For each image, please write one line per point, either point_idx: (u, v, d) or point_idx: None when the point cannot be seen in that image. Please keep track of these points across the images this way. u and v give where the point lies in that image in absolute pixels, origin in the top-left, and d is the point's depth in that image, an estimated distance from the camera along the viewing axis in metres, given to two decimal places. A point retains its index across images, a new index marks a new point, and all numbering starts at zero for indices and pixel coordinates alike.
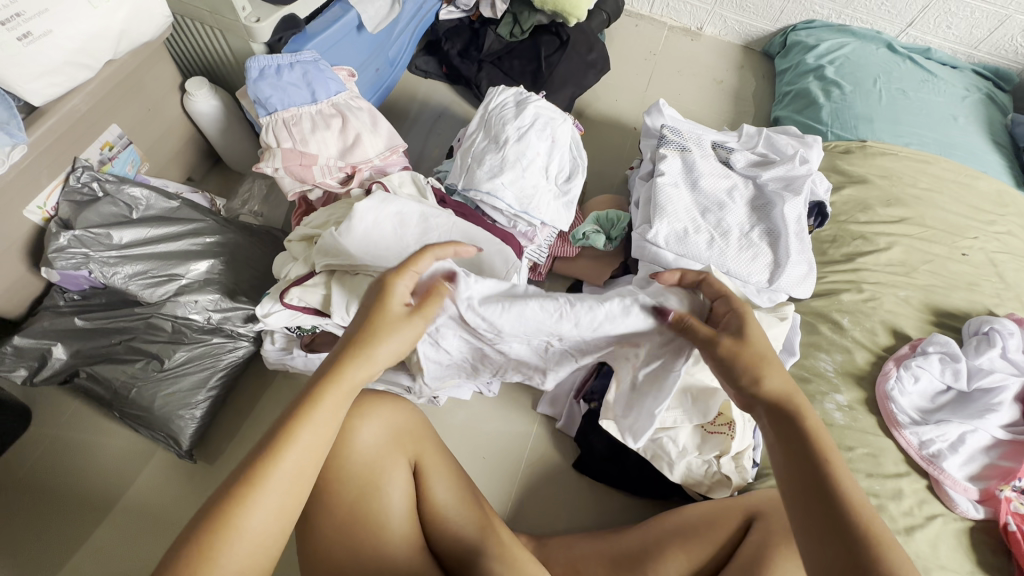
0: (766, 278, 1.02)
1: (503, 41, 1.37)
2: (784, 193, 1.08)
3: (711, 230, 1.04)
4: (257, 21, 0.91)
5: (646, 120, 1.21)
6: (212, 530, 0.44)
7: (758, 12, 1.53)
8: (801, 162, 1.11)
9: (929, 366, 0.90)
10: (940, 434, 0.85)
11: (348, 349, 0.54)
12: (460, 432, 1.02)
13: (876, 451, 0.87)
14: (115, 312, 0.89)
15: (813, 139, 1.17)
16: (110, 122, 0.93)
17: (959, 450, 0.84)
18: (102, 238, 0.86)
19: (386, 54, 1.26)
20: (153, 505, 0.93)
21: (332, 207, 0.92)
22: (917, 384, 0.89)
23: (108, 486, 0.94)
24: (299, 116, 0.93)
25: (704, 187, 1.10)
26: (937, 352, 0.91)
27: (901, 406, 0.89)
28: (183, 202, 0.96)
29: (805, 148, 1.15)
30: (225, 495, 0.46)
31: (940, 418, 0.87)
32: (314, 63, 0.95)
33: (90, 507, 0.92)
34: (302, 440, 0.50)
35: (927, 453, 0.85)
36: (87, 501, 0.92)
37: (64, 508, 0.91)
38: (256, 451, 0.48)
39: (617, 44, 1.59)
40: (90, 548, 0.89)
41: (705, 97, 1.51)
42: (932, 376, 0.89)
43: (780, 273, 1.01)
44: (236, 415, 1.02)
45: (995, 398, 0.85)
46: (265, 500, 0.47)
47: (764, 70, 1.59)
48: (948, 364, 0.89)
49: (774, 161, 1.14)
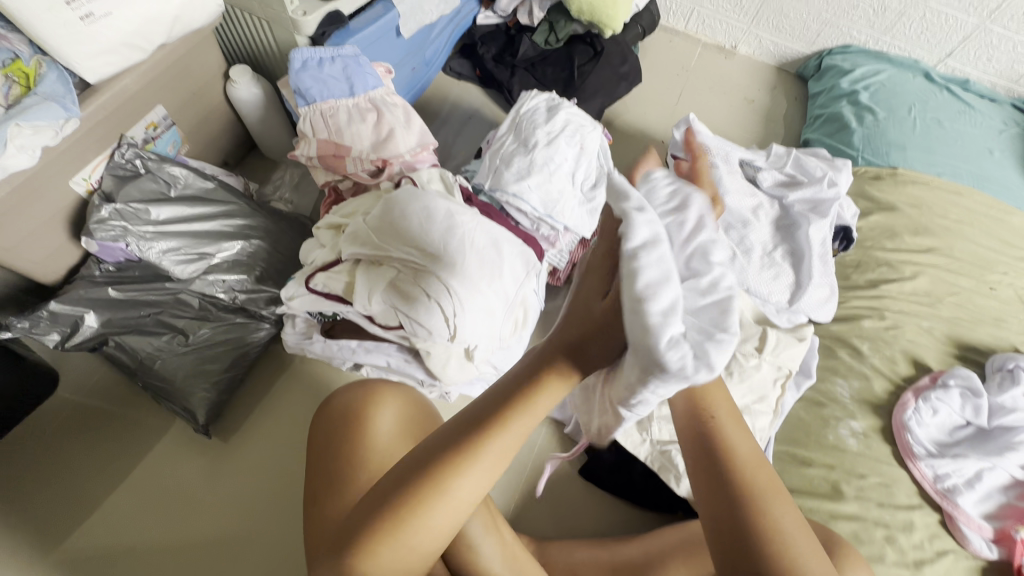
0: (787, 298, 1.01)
1: (538, 48, 1.38)
2: (810, 215, 1.07)
3: (734, 246, 1.05)
4: (304, 16, 0.95)
5: (675, 134, 1.21)
6: (436, 478, 0.54)
7: (794, 34, 1.53)
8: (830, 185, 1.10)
9: (949, 399, 0.88)
10: (956, 469, 0.84)
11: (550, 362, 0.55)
12: None
13: (890, 481, 0.85)
14: (146, 285, 0.92)
15: (843, 163, 1.17)
16: (157, 103, 0.96)
17: (975, 487, 0.82)
18: (141, 213, 0.90)
19: (423, 54, 1.29)
20: (167, 475, 0.95)
21: (360, 198, 0.94)
22: (936, 416, 0.88)
23: (126, 453, 0.97)
24: (336, 108, 0.95)
25: (729, 203, 1.10)
26: (959, 387, 0.89)
27: (917, 438, 0.87)
28: (218, 184, 0.99)
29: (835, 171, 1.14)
30: (426, 470, 0.55)
31: (957, 452, 0.85)
32: (354, 58, 0.98)
33: (107, 475, 0.94)
34: (501, 441, 0.55)
35: (942, 487, 0.84)
36: (105, 466, 0.95)
37: (84, 471, 0.94)
38: (459, 442, 0.55)
39: (650, 57, 1.60)
40: (105, 511, 0.91)
41: (735, 116, 1.51)
42: (950, 408, 0.88)
43: (802, 294, 0.99)
44: (252, 394, 1.04)
45: (1016, 437, 0.82)
46: (466, 484, 0.55)
47: (797, 92, 1.58)
48: (969, 399, 0.87)
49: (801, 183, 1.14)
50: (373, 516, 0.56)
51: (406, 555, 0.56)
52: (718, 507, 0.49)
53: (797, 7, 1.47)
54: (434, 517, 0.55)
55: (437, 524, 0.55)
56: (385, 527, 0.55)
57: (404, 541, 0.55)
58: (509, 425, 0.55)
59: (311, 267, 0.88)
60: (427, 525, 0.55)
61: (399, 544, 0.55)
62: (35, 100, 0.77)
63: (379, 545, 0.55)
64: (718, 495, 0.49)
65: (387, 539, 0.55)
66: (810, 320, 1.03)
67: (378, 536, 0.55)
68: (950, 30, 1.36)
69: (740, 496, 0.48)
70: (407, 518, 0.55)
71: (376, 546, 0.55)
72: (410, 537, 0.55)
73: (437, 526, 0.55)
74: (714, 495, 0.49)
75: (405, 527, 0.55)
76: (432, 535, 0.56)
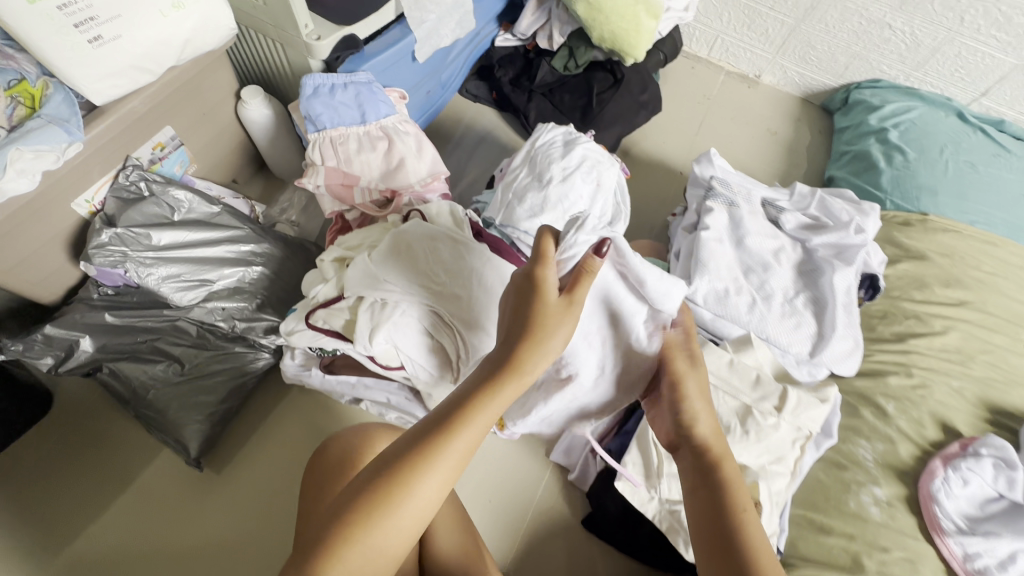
0: (807, 350, 0.97)
1: (556, 73, 1.35)
2: (835, 262, 1.03)
3: (754, 292, 1.00)
4: (317, 40, 0.93)
5: (695, 168, 1.16)
6: (398, 481, 0.50)
7: (821, 66, 1.48)
8: (856, 231, 1.05)
9: (981, 470, 0.83)
10: (988, 548, 0.78)
11: (525, 341, 0.55)
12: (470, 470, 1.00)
13: (915, 556, 0.80)
14: (144, 311, 0.90)
15: (870, 207, 1.12)
16: (165, 124, 0.94)
17: (1009, 570, 0.76)
18: (142, 238, 0.87)
19: (439, 77, 1.26)
20: (155, 503, 0.92)
21: (367, 229, 0.91)
22: (966, 488, 0.82)
23: (114, 476, 0.94)
24: (346, 135, 0.93)
25: (750, 245, 1.05)
26: (994, 458, 0.83)
27: (946, 511, 0.82)
28: (223, 208, 0.97)
29: (861, 216, 1.10)
30: (397, 461, 0.51)
31: (989, 530, 0.79)
32: (368, 85, 0.95)
33: (94, 501, 0.92)
34: (472, 425, 0.53)
35: (973, 568, 0.77)
36: (92, 491, 0.92)
37: (70, 494, 0.92)
38: (430, 430, 0.52)
39: (671, 85, 1.56)
40: (90, 535, 0.89)
41: (757, 149, 1.47)
42: (983, 480, 0.82)
43: (822, 347, 0.96)
44: (247, 424, 1.01)
45: None
46: (435, 478, 0.51)
47: (822, 126, 1.53)
48: (1003, 471, 0.81)
49: (826, 226, 1.09)
50: (333, 523, 0.49)
51: (371, 565, 0.49)
52: (699, 484, 0.62)
53: (825, 39, 1.42)
54: (401, 516, 0.50)
55: (404, 525, 0.50)
56: (348, 530, 0.49)
57: (368, 548, 0.49)
58: (480, 407, 0.53)
59: (314, 302, 0.85)
60: (394, 530, 0.50)
61: (362, 554, 0.49)
62: (39, 123, 0.75)
63: (343, 554, 0.48)
64: (700, 480, 0.62)
65: (353, 537, 0.48)
66: (832, 373, 0.98)
67: (346, 542, 0.48)
68: (986, 68, 1.31)
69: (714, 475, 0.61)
70: (372, 522, 0.49)
71: (337, 555, 0.48)
72: (373, 540, 0.49)
73: (401, 533, 0.50)
74: (697, 477, 0.62)
75: (369, 530, 0.49)
76: (397, 541, 0.50)
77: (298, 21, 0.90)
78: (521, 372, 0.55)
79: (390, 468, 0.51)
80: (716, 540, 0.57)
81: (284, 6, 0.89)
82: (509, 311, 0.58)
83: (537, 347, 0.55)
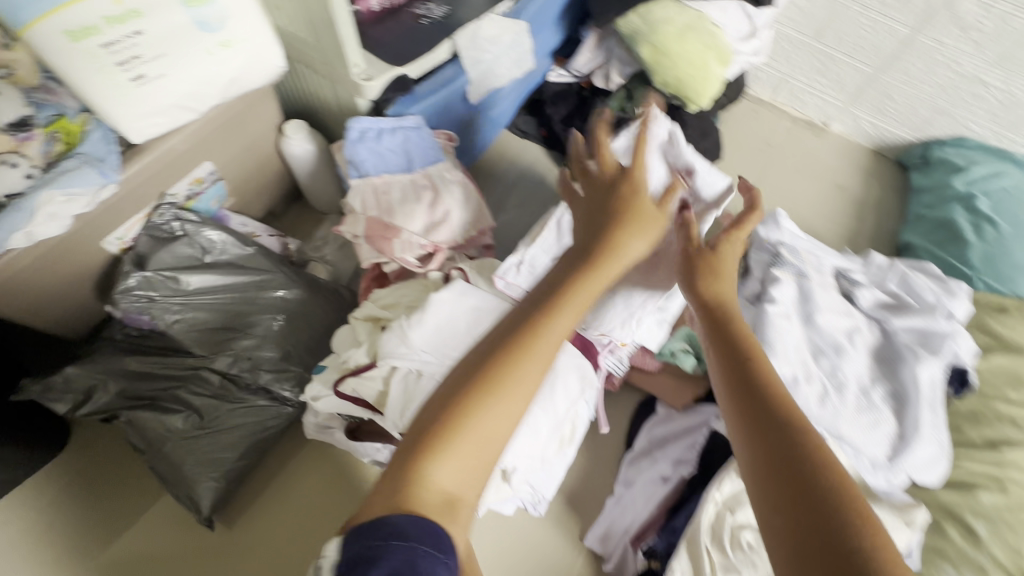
0: (885, 453, 0.86)
1: (611, 114, 1.27)
2: (919, 352, 0.92)
3: (825, 381, 0.90)
4: (367, 80, 0.87)
5: (760, 230, 1.05)
6: (499, 369, 0.57)
7: (899, 118, 1.36)
8: (945, 317, 0.95)
9: None
10: None
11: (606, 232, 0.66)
12: (498, 551, 0.92)
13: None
14: (167, 357, 0.86)
15: (958, 287, 1.01)
16: (205, 159, 0.90)
17: None
18: (171, 282, 0.83)
19: (490, 114, 1.15)
20: (162, 558, 0.87)
21: (405, 286, 0.85)
22: None
23: (122, 525, 0.89)
24: (390, 184, 0.87)
25: (820, 324, 0.95)
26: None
27: None
28: (258, 249, 0.91)
29: (947, 298, 0.99)
30: (485, 364, 0.57)
31: None
32: (416, 129, 0.90)
33: (101, 549, 0.87)
34: (552, 329, 0.60)
35: None
36: (99, 539, 0.88)
37: (78, 540, 0.88)
38: (512, 334, 0.60)
39: (730, 129, 1.47)
40: None
41: (822, 204, 1.36)
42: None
43: (903, 452, 0.85)
44: (264, 476, 0.95)
45: None
46: (525, 375, 0.57)
47: (895, 182, 1.41)
48: None
49: (908, 308, 0.98)
50: (435, 422, 0.54)
51: (476, 459, 0.53)
52: (758, 419, 0.57)
53: (906, 91, 1.31)
54: (497, 410, 0.55)
55: (499, 421, 0.55)
56: (461, 407, 0.55)
57: (472, 442, 0.53)
58: (555, 317, 0.61)
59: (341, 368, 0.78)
60: (489, 425, 0.54)
61: (466, 453, 0.53)
62: (73, 164, 0.71)
63: (445, 450, 0.52)
64: (765, 422, 0.56)
65: (462, 413, 0.54)
66: (913, 481, 0.87)
67: (448, 437, 0.53)
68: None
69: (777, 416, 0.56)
70: (470, 420, 0.54)
71: (444, 445, 0.53)
72: (481, 419, 0.54)
73: (497, 423, 0.55)
74: (753, 415, 0.57)
75: (477, 405, 0.55)
76: (501, 431, 0.55)
77: (347, 60, 0.85)
78: (609, 259, 0.65)
79: (480, 375, 0.57)
80: (788, 480, 0.51)
81: (335, 46, 0.84)
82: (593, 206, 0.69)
83: (618, 233, 0.66)
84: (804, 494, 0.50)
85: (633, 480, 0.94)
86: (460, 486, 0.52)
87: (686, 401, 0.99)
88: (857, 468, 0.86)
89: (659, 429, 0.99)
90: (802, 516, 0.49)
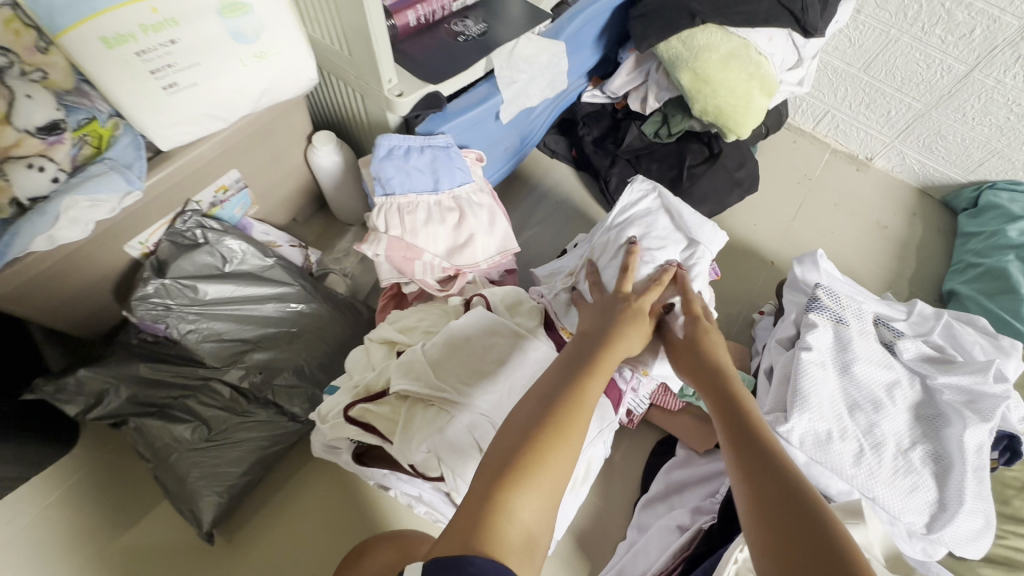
0: (923, 522, 0.80)
1: (645, 139, 1.24)
2: (965, 413, 0.85)
3: (861, 439, 0.84)
4: (399, 96, 0.86)
5: (796, 270, 1.01)
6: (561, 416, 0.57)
7: (949, 158, 1.30)
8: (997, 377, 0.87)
9: None
10: None
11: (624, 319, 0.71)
12: None
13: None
14: (180, 366, 0.85)
15: (1012, 344, 0.93)
16: (231, 168, 0.89)
17: None
18: (189, 290, 0.82)
19: (523, 132, 1.17)
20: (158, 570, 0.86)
21: (425, 308, 0.83)
22: None
23: (123, 532, 0.88)
24: (415, 204, 0.85)
25: (857, 374, 0.89)
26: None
27: None
28: (277, 261, 0.90)
29: (1000, 356, 0.92)
30: (543, 413, 0.57)
31: None
32: (446, 149, 0.87)
33: (101, 554, 0.86)
34: (594, 384, 0.62)
35: None
36: (98, 543, 0.87)
37: (78, 543, 0.87)
38: (567, 387, 0.61)
39: (768, 159, 1.42)
40: None
41: (861, 242, 1.30)
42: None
43: (943, 522, 0.79)
44: (265, 492, 0.93)
45: None
46: (581, 429, 0.57)
47: (941, 224, 1.34)
48: None
49: (954, 364, 0.92)
50: (509, 461, 0.52)
51: (551, 494, 0.51)
52: (748, 457, 0.59)
53: (960, 131, 1.24)
54: (564, 450, 0.54)
55: (567, 468, 0.54)
56: (538, 451, 0.53)
57: (547, 484, 0.51)
58: (593, 380, 0.62)
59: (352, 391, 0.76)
60: (559, 467, 0.53)
61: (542, 487, 0.51)
62: (100, 169, 0.71)
63: (527, 485, 0.50)
64: (753, 457, 0.59)
65: (541, 463, 0.52)
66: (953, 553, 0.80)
67: (530, 473, 0.51)
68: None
69: (767, 452, 0.59)
70: (540, 455, 0.53)
71: (520, 483, 0.50)
72: (553, 467, 0.52)
73: (564, 472, 0.53)
74: (742, 453, 0.60)
75: (549, 456, 0.53)
76: (569, 472, 0.54)
77: (382, 77, 0.83)
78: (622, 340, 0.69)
79: (541, 420, 0.56)
80: (776, 505, 0.54)
81: (370, 61, 0.82)
82: (603, 317, 0.74)
83: (630, 336, 0.70)
84: (794, 519, 0.52)
85: (649, 527, 0.90)
86: (539, 528, 0.50)
87: (708, 446, 0.95)
88: (891, 536, 0.79)
89: (678, 473, 0.94)
90: (792, 538, 0.51)
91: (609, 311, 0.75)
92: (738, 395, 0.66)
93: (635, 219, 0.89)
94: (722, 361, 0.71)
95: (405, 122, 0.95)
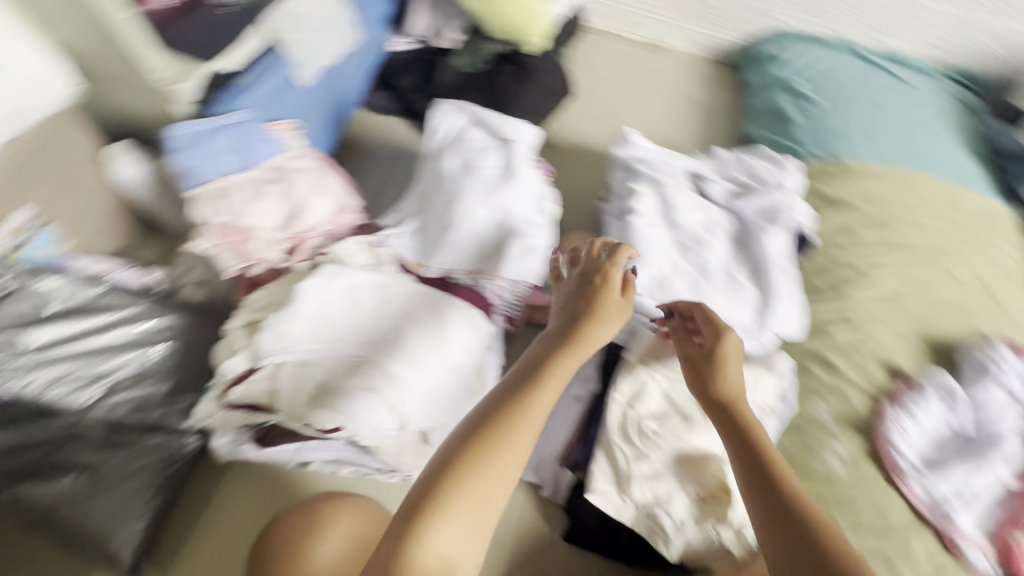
0: (754, 319, 0.95)
1: (463, 73, 1.28)
2: (765, 225, 1.03)
3: (693, 272, 0.99)
4: (172, 82, 0.85)
5: (615, 152, 1.12)
6: (489, 432, 0.55)
7: (721, 24, 1.48)
8: (774, 187, 1.07)
9: (930, 406, 0.89)
10: (946, 482, 0.83)
11: (575, 320, 0.66)
12: None
13: (871, 498, 0.82)
14: (34, 422, 0.79)
15: (786, 160, 1.14)
16: (22, 205, 0.83)
17: (966, 501, 0.81)
18: (14, 343, 0.79)
19: (338, 95, 1.13)
20: None
21: (275, 283, 0.84)
22: (919, 424, 0.88)
23: None
24: (233, 184, 0.86)
25: (683, 223, 1.03)
26: (934, 390, 0.91)
27: (902, 452, 0.86)
28: (108, 287, 0.88)
29: (780, 171, 1.11)
30: (468, 438, 0.55)
31: (944, 464, 0.85)
32: (244, 124, 0.89)
33: None
34: (542, 390, 0.59)
35: (938, 507, 0.81)
36: None
37: None
38: (501, 403, 0.57)
39: (580, 64, 1.52)
40: None
41: (675, 117, 1.45)
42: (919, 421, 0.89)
43: (767, 313, 0.94)
44: (186, 518, 0.88)
45: (994, 433, 0.86)
46: (518, 441, 0.55)
47: (732, 82, 1.53)
48: (948, 404, 0.89)
49: (752, 190, 1.09)
50: (426, 492, 0.52)
51: (475, 523, 0.52)
52: (751, 468, 0.65)
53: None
54: (495, 472, 0.53)
55: (499, 486, 0.54)
56: (451, 474, 0.53)
57: (466, 508, 0.52)
58: (543, 384, 0.59)
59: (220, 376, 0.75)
60: (488, 488, 0.53)
61: (463, 508, 0.52)
62: None
63: (436, 518, 0.50)
64: (754, 472, 0.64)
65: (455, 486, 0.52)
66: (780, 337, 0.95)
67: (448, 502, 0.51)
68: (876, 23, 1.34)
69: (770, 466, 0.64)
70: (457, 485, 0.52)
71: (439, 517, 0.51)
72: (474, 484, 0.52)
73: (495, 491, 0.53)
74: (752, 477, 0.64)
75: (472, 476, 0.53)
76: (501, 495, 0.54)
77: (145, 67, 0.83)
78: (579, 339, 0.64)
79: (464, 444, 0.54)
80: (776, 521, 0.61)
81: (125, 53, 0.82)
82: (572, 301, 0.69)
83: (596, 329, 0.65)
84: (798, 534, 0.59)
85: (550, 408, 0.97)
86: (457, 554, 0.50)
87: None
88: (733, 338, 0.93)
89: None
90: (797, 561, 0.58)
91: (577, 290, 0.70)
92: (737, 411, 0.70)
93: (451, 138, 0.96)
94: (730, 371, 0.73)
95: (202, 115, 0.93)
